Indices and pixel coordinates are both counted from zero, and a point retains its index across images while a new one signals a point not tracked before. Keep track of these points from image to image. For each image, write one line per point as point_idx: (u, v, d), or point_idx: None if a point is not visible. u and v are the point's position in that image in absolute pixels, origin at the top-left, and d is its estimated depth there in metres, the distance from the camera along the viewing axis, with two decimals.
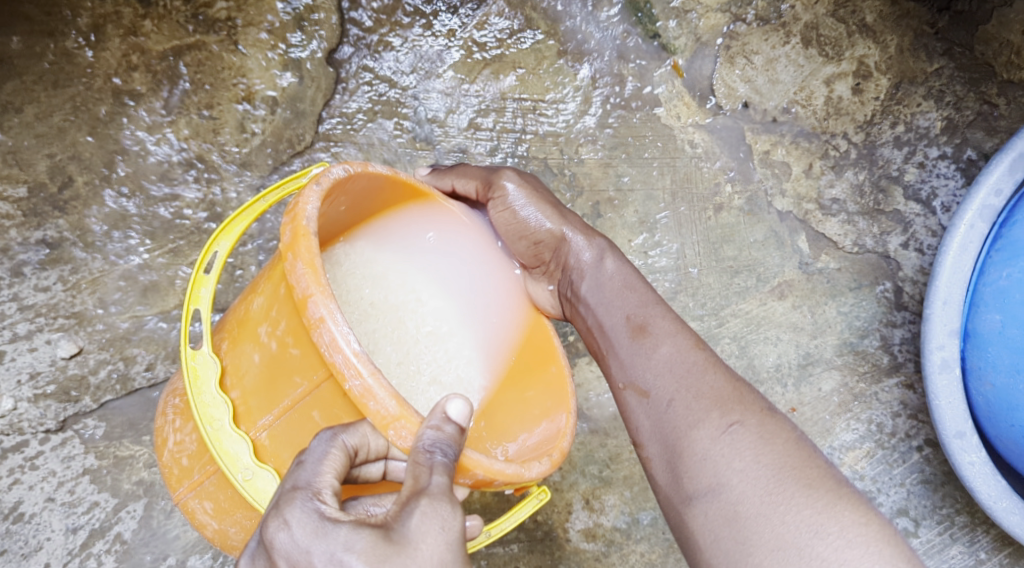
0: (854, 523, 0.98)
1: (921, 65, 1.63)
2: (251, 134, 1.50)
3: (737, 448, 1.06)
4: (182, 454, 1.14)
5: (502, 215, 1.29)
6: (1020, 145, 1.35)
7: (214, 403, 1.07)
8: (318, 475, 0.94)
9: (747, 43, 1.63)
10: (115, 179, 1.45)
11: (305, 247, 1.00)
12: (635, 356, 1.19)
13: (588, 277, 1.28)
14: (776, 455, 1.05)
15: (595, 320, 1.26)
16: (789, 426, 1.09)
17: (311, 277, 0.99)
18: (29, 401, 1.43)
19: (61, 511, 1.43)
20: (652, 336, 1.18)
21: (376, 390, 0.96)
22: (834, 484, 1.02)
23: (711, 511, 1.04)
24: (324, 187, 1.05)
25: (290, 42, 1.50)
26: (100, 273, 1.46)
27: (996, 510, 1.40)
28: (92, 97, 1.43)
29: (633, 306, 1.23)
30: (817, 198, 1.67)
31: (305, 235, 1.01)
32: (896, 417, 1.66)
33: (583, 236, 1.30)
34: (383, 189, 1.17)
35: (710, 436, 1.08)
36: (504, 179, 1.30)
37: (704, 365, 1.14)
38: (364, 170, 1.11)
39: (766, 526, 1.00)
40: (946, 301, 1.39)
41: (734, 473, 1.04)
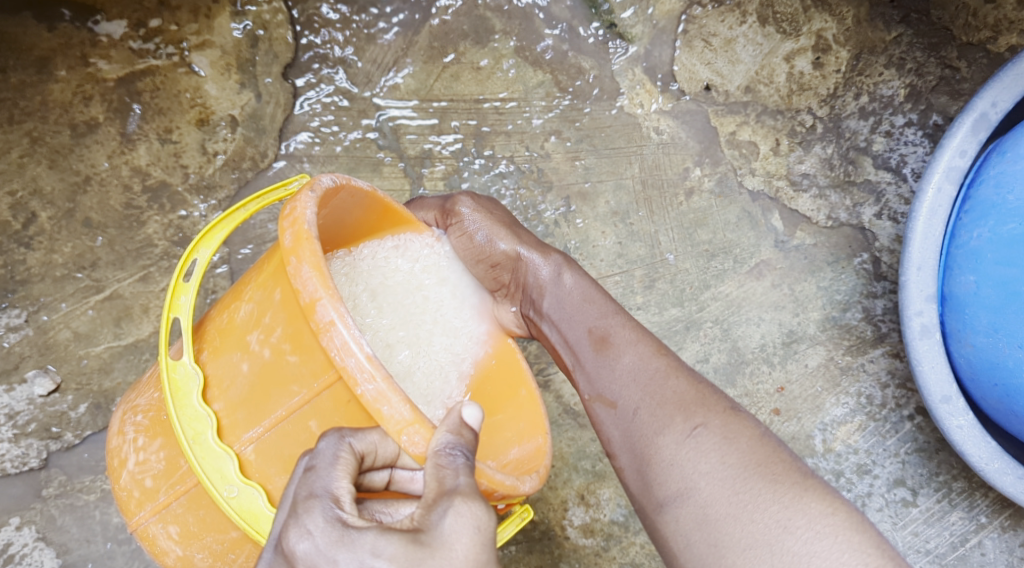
0: (822, 514, 0.98)
1: (880, 34, 1.62)
2: (214, 156, 1.49)
3: (702, 450, 1.06)
4: (146, 476, 1.11)
5: (460, 241, 1.30)
6: (980, 105, 1.36)
7: (199, 416, 1.05)
8: (334, 480, 0.91)
9: (704, 25, 1.62)
10: (78, 211, 1.44)
11: (308, 253, 0.99)
12: (601, 368, 1.20)
13: (549, 294, 1.29)
14: (740, 454, 1.05)
15: (560, 336, 1.28)
16: (753, 423, 1.09)
17: (317, 280, 0.97)
18: (10, 441, 1.44)
19: (53, 550, 1.45)
20: (615, 347, 1.20)
21: (389, 394, 0.95)
22: (800, 476, 1.03)
23: (681, 516, 1.05)
24: (319, 194, 1.03)
25: (245, 60, 1.49)
26: (73, 306, 1.46)
27: (988, 471, 1.40)
28: (49, 130, 1.42)
29: (594, 319, 1.24)
30: (787, 175, 1.66)
31: (308, 239, 0.99)
32: (885, 388, 1.67)
33: (539, 253, 1.31)
34: (363, 205, 1.15)
35: (675, 441, 1.08)
36: (459, 204, 1.31)
37: (666, 372, 1.15)
38: (347, 182, 1.08)
39: (736, 526, 1.01)
40: (920, 265, 1.39)
41: (700, 475, 1.05)
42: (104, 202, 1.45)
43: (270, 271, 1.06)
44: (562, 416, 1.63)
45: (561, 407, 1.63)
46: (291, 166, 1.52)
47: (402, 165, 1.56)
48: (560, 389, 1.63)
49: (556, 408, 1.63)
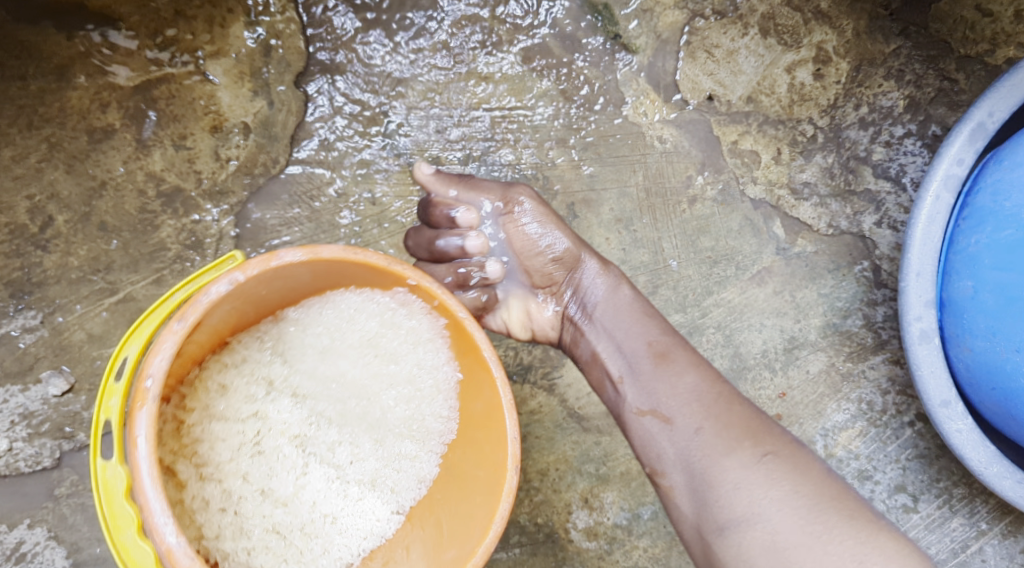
0: (896, 553, 1.06)
1: (879, 47, 1.66)
2: (226, 161, 1.52)
3: (773, 477, 1.13)
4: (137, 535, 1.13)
5: (516, 233, 1.37)
6: (977, 114, 1.39)
7: (121, 514, 1.00)
8: None
9: (707, 37, 1.65)
10: (94, 215, 1.48)
11: (145, 411, 0.98)
12: (660, 382, 1.25)
13: (603, 302, 1.37)
14: (812, 487, 1.12)
15: (609, 343, 1.34)
16: (818, 460, 1.17)
17: (146, 448, 0.98)
18: (24, 440, 1.48)
19: (65, 548, 1.48)
20: (676, 364, 1.26)
21: None
22: (870, 516, 1.10)
23: (746, 541, 1.10)
24: (188, 322, 1.02)
25: (258, 68, 1.52)
26: (87, 308, 1.49)
27: (987, 475, 1.42)
28: (67, 136, 1.46)
29: (651, 334, 1.31)
30: (788, 183, 1.69)
31: (144, 400, 0.99)
32: (885, 394, 1.69)
33: (598, 263, 1.40)
34: (304, 268, 1.12)
35: (743, 465, 1.14)
36: (521, 198, 1.36)
37: (728, 397, 1.22)
38: (266, 267, 1.07)
39: (808, 555, 1.07)
40: (919, 272, 1.41)
41: (771, 502, 1.11)
42: (119, 206, 1.49)
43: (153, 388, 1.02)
44: (567, 421, 1.65)
45: (566, 411, 1.65)
46: (301, 171, 1.55)
47: (410, 172, 1.59)
48: (565, 393, 1.65)
49: (561, 412, 1.65)
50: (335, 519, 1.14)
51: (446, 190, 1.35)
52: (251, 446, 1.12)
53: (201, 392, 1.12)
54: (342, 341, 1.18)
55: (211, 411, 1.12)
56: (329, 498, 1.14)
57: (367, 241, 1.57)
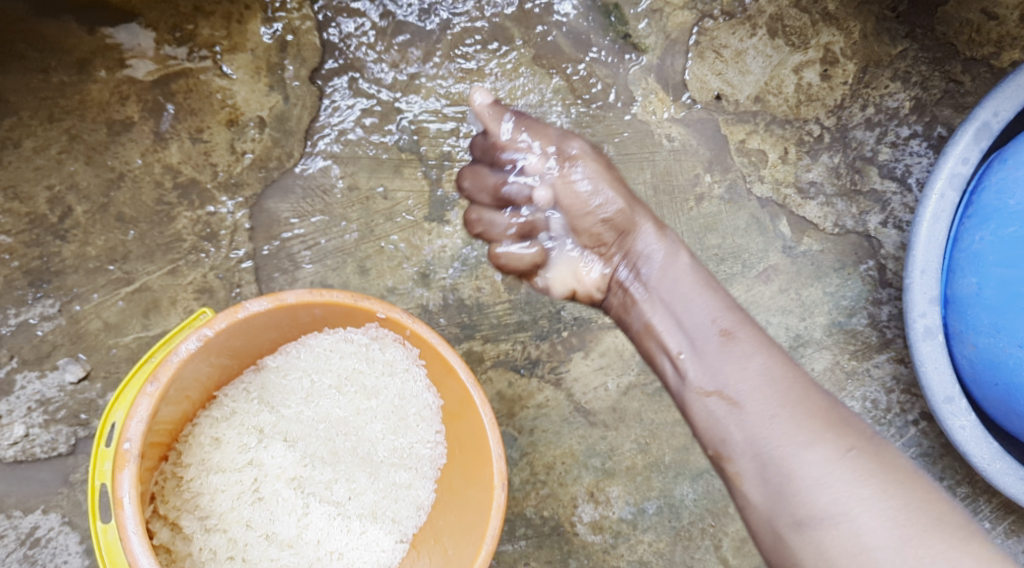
0: (990, 558, 1.02)
1: (886, 49, 1.68)
2: (242, 155, 1.55)
3: (857, 473, 1.09)
4: None
5: (566, 187, 1.36)
6: (982, 114, 1.40)
7: None
8: None
9: (715, 37, 1.67)
10: (112, 206, 1.51)
11: (127, 470, 1.15)
12: (728, 364, 1.23)
13: (660, 271, 1.35)
14: (899, 486, 1.08)
15: (668, 316, 1.32)
16: (901, 455, 1.13)
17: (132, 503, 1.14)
18: (40, 427, 1.50)
19: (78, 534, 1.51)
20: (744, 346, 1.23)
21: None
22: (961, 520, 1.06)
23: (827, 538, 1.07)
24: (160, 385, 1.19)
25: (275, 64, 1.55)
26: (103, 297, 1.52)
27: (990, 471, 1.44)
28: (86, 128, 1.49)
29: (717, 311, 1.28)
30: (795, 182, 1.71)
31: (126, 460, 1.15)
32: (890, 393, 1.71)
33: (655, 230, 1.38)
34: (276, 318, 1.29)
35: (824, 458, 1.11)
36: (572, 149, 1.38)
37: (802, 384, 1.19)
38: (232, 320, 1.23)
39: (896, 558, 1.03)
40: (923, 269, 1.43)
41: (857, 500, 1.07)
42: (136, 198, 1.52)
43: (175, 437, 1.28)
44: (573, 415, 1.66)
45: (573, 406, 1.66)
46: (315, 165, 1.58)
47: (422, 168, 1.61)
48: (572, 388, 1.66)
49: (568, 407, 1.66)
50: (341, 553, 1.32)
51: (499, 123, 1.36)
52: (250, 493, 1.30)
53: (196, 448, 1.31)
54: (325, 381, 1.36)
55: (207, 463, 1.30)
56: (332, 534, 1.32)
57: (378, 235, 1.60)
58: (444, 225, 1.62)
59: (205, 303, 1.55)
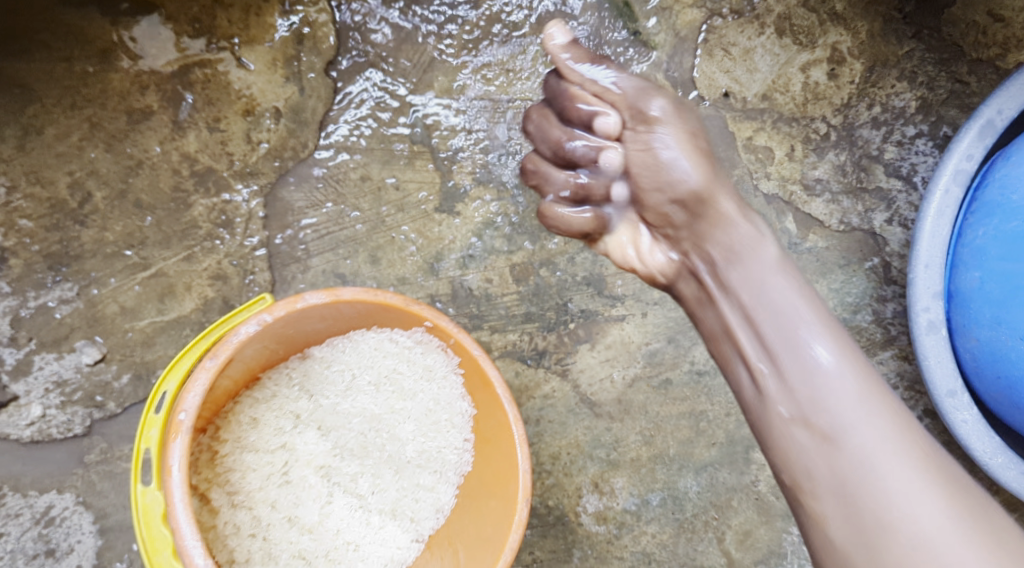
0: None
1: (892, 49, 1.71)
2: (257, 144, 1.58)
3: (932, 496, 1.17)
4: None
5: (641, 155, 1.42)
6: (987, 112, 1.42)
7: (161, 535, 1.19)
8: None
9: (724, 35, 1.70)
10: (130, 192, 1.54)
11: (179, 440, 1.19)
12: (804, 372, 1.27)
13: (739, 269, 1.36)
14: (968, 511, 1.16)
15: (739, 313, 1.35)
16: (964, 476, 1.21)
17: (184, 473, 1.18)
18: (57, 408, 1.54)
19: (91, 514, 1.54)
20: (819, 354, 1.27)
21: None
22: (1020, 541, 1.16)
23: (900, 556, 1.15)
24: (219, 361, 1.23)
25: (290, 56, 1.59)
26: (121, 281, 1.55)
27: (992, 466, 1.45)
28: (107, 116, 1.53)
29: (796, 314, 1.30)
30: (801, 180, 1.73)
31: (177, 430, 1.19)
32: (894, 389, 1.72)
33: (743, 219, 1.39)
34: (329, 310, 1.33)
35: (900, 481, 1.18)
36: (652, 113, 1.42)
37: (875, 397, 1.24)
38: (291, 308, 1.27)
39: None
40: (927, 263, 1.44)
41: (935, 525, 1.14)
42: (154, 185, 1.55)
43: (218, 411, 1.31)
44: (579, 406, 1.68)
45: (579, 397, 1.68)
46: (329, 155, 1.61)
47: (433, 160, 1.64)
48: (578, 379, 1.68)
49: (574, 398, 1.68)
50: (356, 546, 1.36)
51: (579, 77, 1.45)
52: (280, 476, 1.35)
53: (234, 425, 1.36)
54: (364, 379, 1.40)
55: (242, 442, 1.35)
56: (353, 526, 1.36)
57: (390, 225, 1.63)
58: (454, 217, 1.65)
59: (219, 290, 1.58)
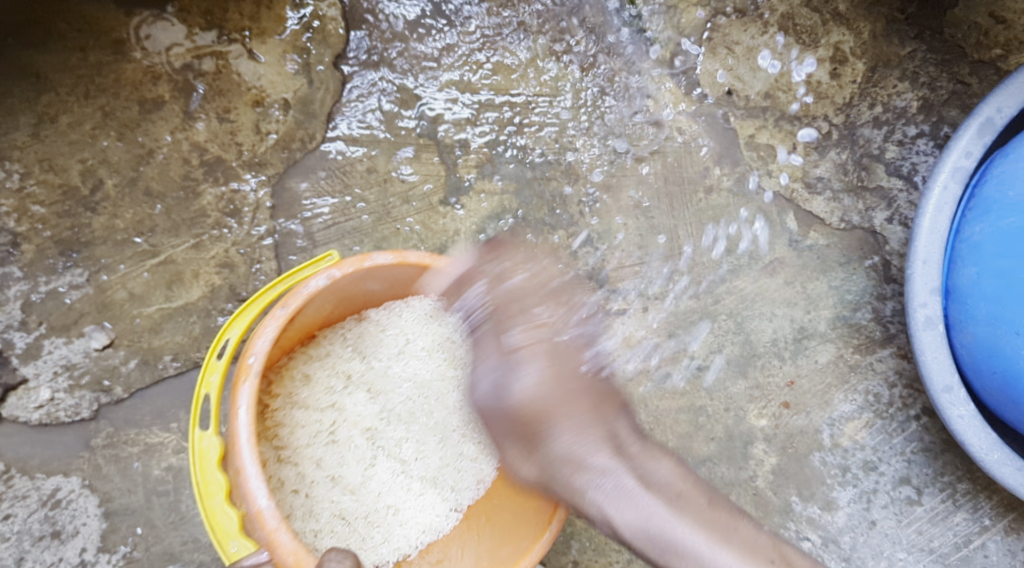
0: None
1: (895, 49, 1.72)
2: (266, 135, 1.61)
3: None
4: None
5: None
6: (986, 110, 1.44)
7: (212, 480, 1.24)
8: None
9: (728, 34, 1.73)
10: (141, 181, 1.57)
11: (246, 386, 1.24)
12: None
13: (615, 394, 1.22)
14: None
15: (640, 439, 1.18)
16: None
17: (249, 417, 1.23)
18: (65, 391, 1.56)
19: (97, 497, 1.56)
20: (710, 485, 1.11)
21: (280, 537, 1.20)
22: None
23: None
24: (289, 311, 1.30)
25: (300, 49, 1.61)
26: (130, 268, 1.58)
27: (988, 461, 1.46)
28: (120, 105, 1.56)
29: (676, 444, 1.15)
30: (802, 178, 1.75)
31: (247, 376, 1.25)
32: (892, 387, 1.73)
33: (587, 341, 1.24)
34: (390, 270, 1.41)
35: None
36: None
37: None
38: (359, 266, 1.35)
39: None
40: (925, 259, 1.47)
41: None
42: (164, 173, 1.58)
43: None
44: None
45: None
46: (337, 147, 1.64)
47: (438, 154, 1.67)
48: None
49: None
50: (396, 510, 1.43)
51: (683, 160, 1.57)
52: (327, 434, 1.43)
53: (287, 381, 1.44)
54: (416, 347, 1.48)
55: (294, 398, 1.44)
56: (394, 490, 1.43)
57: (395, 217, 1.65)
58: (458, 209, 1.67)
59: (226, 278, 1.60)
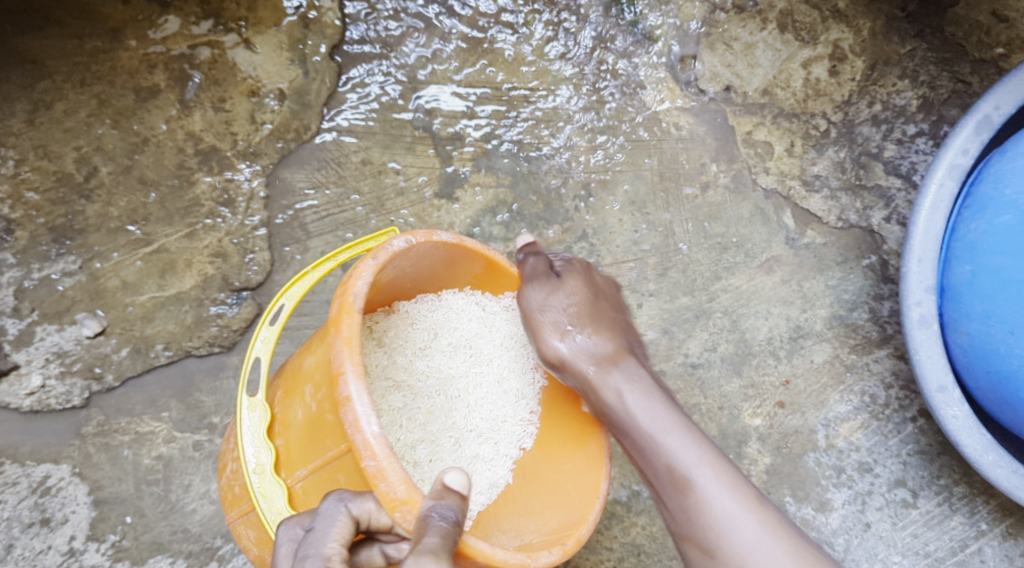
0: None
1: (895, 47, 1.71)
2: (261, 125, 1.61)
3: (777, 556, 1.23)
4: (235, 483, 1.26)
5: None
6: (983, 107, 1.43)
7: (260, 448, 1.19)
8: (325, 542, 1.03)
9: (726, 29, 1.72)
10: (135, 169, 1.57)
11: (349, 324, 1.11)
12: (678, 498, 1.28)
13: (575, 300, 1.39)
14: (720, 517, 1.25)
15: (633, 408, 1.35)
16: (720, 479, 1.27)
17: (348, 353, 1.09)
18: (56, 378, 1.56)
19: (87, 485, 1.55)
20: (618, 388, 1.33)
21: (388, 473, 1.06)
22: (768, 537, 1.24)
23: None
24: (380, 262, 1.17)
25: (296, 39, 1.61)
26: (123, 256, 1.58)
27: (982, 463, 1.44)
28: (115, 93, 1.56)
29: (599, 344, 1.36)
30: (800, 175, 1.74)
31: (349, 312, 1.12)
32: (888, 388, 1.72)
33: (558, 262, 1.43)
34: (450, 254, 1.29)
35: None
36: None
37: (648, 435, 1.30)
38: (431, 238, 1.23)
39: None
40: (920, 257, 1.46)
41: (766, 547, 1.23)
42: (159, 162, 1.58)
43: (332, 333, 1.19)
44: None
45: None
46: (332, 138, 1.64)
47: (433, 146, 1.66)
48: None
49: None
50: None
51: None
52: None
53: None
54: (450, 339, 1.35)
55: None
56: None
57: (389, 209, 1.65)
58: (453, 203, 1.67)
59: (219, 267, 1.60)
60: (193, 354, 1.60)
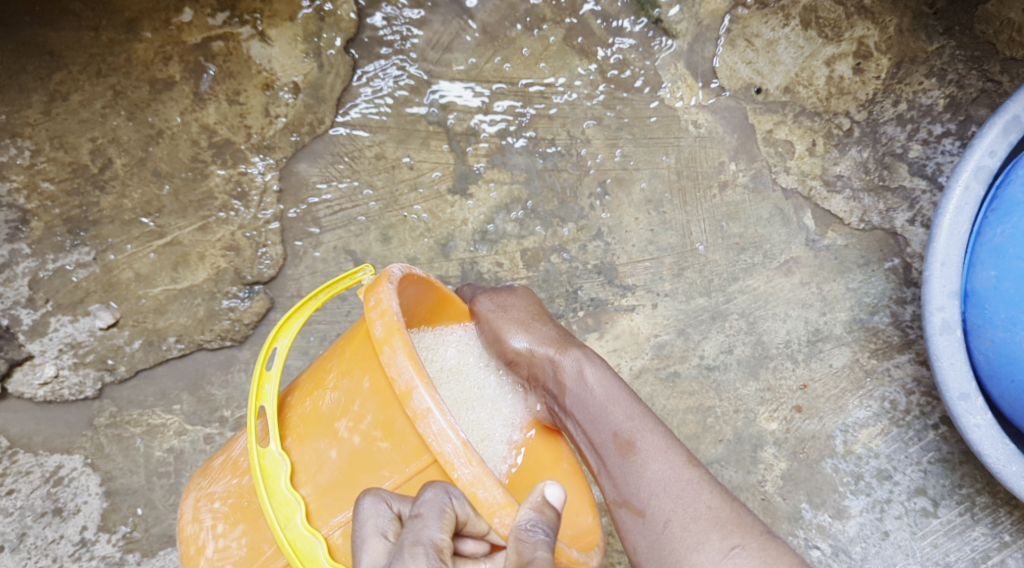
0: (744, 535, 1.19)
1: (921, 45, 1.65)
2: (275, 118, 1.60)
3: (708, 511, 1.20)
4: (227, 561, 1.19)
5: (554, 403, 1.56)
6: (1014, 107, 1.37)
7: (288, 500, 1.13)
8: (429, 529, 1.00)
9: (748, 25, 1.67)
10: (150, 161, 1.57)
11: (396, 346, 1.11)
12: (626, 473, 1.25)
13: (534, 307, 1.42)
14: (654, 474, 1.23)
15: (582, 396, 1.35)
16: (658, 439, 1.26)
17: (414, 368, 1.10)
18: (69, 369, 1.57)
19: (99, 476, 1.56)
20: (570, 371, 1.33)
21: (484, 479, 1.08)
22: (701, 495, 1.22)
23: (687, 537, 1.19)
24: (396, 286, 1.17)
25: (311, 32, 1.59)
26: (137, 248, 1.58)
27: (1005, 474, 1.40)
28: (130, 85, 1.55)
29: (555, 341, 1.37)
30: (821, 175, 1.70)
31: (398, 329, 1.12)
32: (910, 394, 1.67)
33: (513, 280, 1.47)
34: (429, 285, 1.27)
35: (711, 559, 1.16)
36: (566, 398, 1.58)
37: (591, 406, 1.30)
38: (411, 269, 1.21)
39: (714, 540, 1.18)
40: (944, 261, 1.41)
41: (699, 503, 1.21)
42: (172, 154, 1.58)
43: (356, 363, 1.17)
44: None
45: None
46: (346, 132, 1.63)
47: (446, 141, 1.65)
48: None
49: None
50: None
51: None
52: None
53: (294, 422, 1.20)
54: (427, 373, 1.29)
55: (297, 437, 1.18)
56: None
57: (402, 204, 1.65)
58: (467, 199, 1.66)
59: (231, 261, 1.60)
60: (205, 347, 1.61)
